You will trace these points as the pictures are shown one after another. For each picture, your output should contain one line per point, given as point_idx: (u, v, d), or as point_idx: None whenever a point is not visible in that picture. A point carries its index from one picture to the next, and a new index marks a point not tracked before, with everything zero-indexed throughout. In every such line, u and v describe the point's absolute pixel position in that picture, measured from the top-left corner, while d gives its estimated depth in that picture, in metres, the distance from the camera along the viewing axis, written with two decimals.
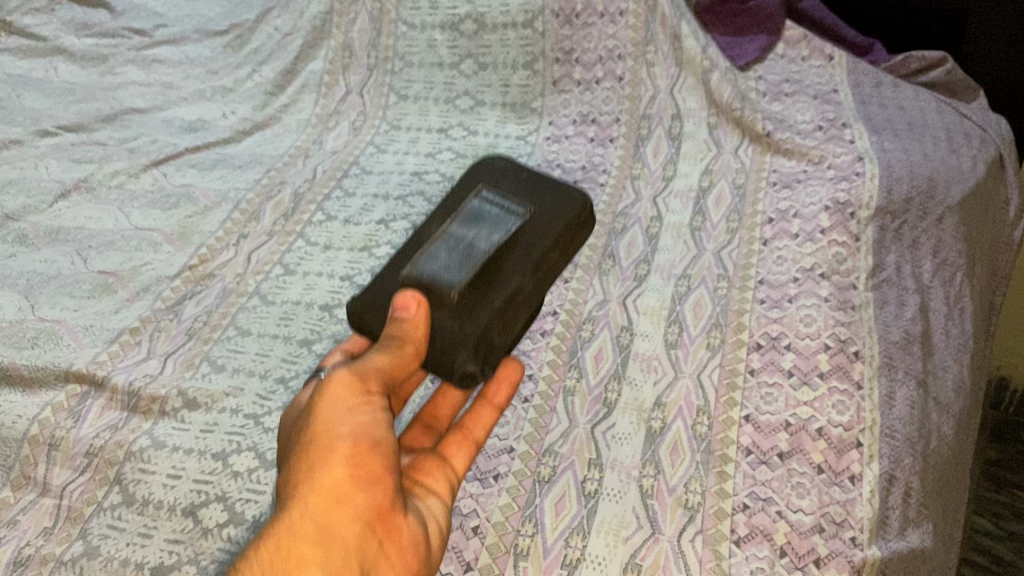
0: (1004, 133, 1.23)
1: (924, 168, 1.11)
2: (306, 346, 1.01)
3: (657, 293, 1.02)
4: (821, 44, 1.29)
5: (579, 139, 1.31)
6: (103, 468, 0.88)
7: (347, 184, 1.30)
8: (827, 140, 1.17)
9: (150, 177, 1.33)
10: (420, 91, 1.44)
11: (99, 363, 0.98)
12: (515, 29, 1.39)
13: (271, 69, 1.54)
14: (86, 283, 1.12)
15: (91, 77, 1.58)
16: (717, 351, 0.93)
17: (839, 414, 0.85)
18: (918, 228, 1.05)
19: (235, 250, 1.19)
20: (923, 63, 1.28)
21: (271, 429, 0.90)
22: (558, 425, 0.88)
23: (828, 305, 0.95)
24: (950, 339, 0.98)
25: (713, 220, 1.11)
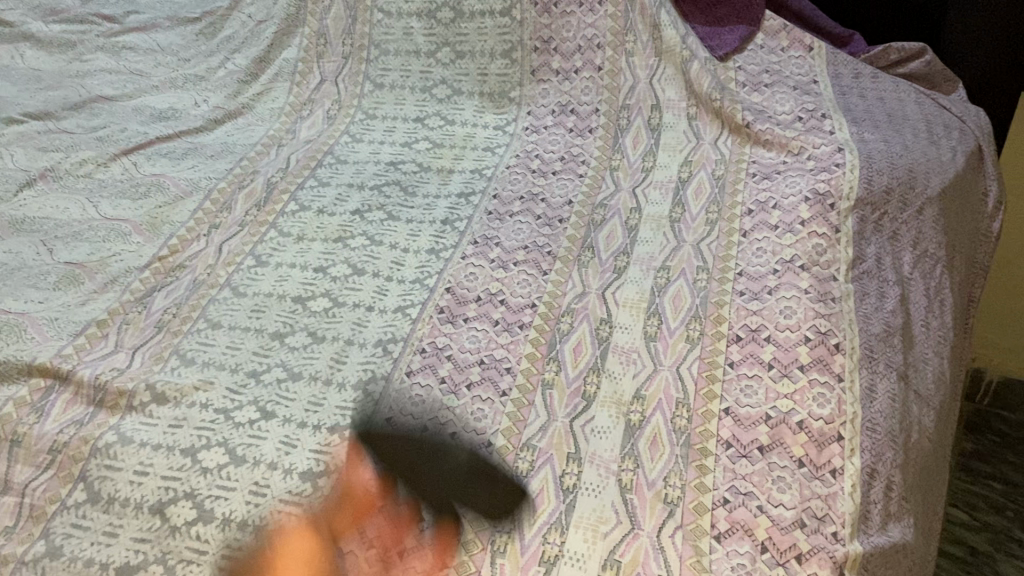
0: (983, 124, 1.22)
1: (905, 159, 1.10)
2: (279, 339, 0.99)
3: (636, 285, 1.01)
4: (801, 34, 1.28)
5: (558, 130, 1.29)
6: (68, 465, 0.85)
7: (322, 173, 1.27)
8: (807, 131, 1.15)
9: (119, 167, 1.30)
10: (396, 80, 1.42)
11: (65, 357, 0.95)
12: (493, 17, 1.37)
13: (245, 57, 1.51)
14: (52, 275, 1.09)
15: (59, 64, 1.54)
16: (696, 343, 0.92)
17: (820, 406, 0.84)
18: (898, 219, 1.05)
19: (206, 241, 1.16)
20: (902, 54, 1.28)
21: (242, 424, 0.88)
22: (536, 419, 0.87)
23: (808, 296, 0.94)
24: (930, 332, 0.98)
25: (693, 211, 1.09)
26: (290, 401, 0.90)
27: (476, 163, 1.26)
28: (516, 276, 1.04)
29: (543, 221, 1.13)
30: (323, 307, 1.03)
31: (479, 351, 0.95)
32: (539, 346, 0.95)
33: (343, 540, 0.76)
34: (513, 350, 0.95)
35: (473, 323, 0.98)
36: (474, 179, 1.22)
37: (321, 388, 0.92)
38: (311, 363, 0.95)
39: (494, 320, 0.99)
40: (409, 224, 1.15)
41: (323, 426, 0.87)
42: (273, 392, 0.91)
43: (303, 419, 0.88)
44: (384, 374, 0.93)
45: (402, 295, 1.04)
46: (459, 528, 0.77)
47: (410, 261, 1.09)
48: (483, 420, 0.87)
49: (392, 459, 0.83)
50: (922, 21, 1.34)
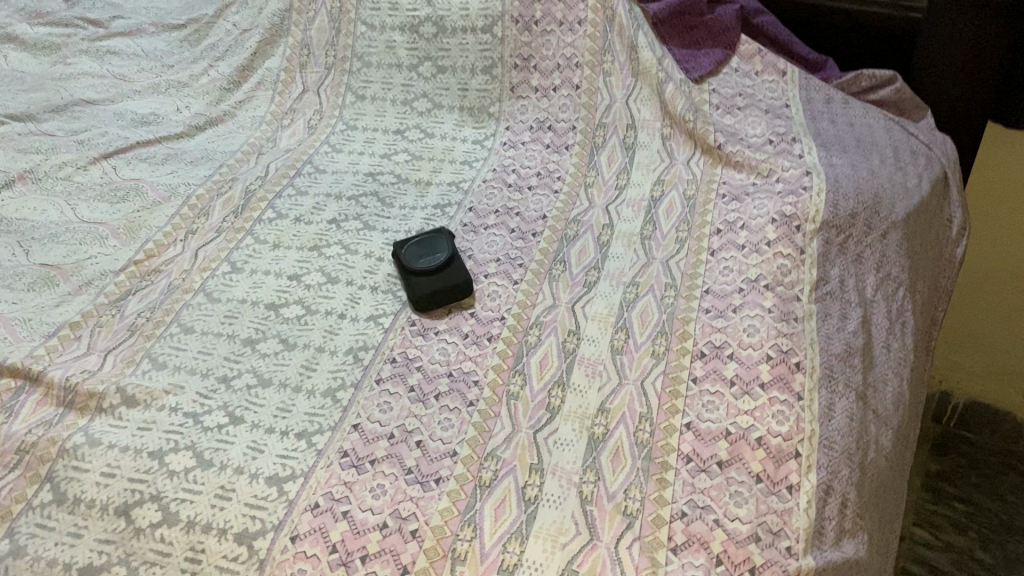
0: (949, 152, 1.25)
1: (870, 184, 1.13)
2: (250, 345, 1.00)
3: (605, 299, 1.03)
4: (774, 59, 1.31)
5: (535, 145, 1.31)
6: (35, 464, 0.86)
7: (300, 182, 1.29)
8: (777, 154, 1.18)
9: (99, 170, 1.31)
10: (377, 92, 1.44)
11: (36, 358, 0.96)
12: (474, 33, 1.39)
13: (228, 65, 1.52)
14: (26, 276, 1.09)
15: (42, 67, 1.55)
16: (661, 358, 0.94)
17: (779, 424, 0.86)
18: (863, 243, 1.07)
19: (182, 246, 1.17)
20: (873, 81, 1.31)
21: (210, 428, 0.88)
22: (501, 430, 0.88)
23: (772, 315, 0.96)
24: (891, 353, 1.00)
25: (663, 229, 1.11)
26: (259, 407, 0.91)
27: (453, 176, 1.28)
28: (487, 289, 1.06)
29: (517, 234, 1.15)
30: (296, 315, 1.04)
31: (448, 362, 0.96)
32: (506, 359, 0.96)
33: (307, 544, 0.77)
34: (481, 362, 0.96)
35: (443, 335, 1.00)
36: (451, 192, 1.24)
37: (290, 394, 0.93)
38: (281, 370, 0.96)
39: (464, 332, 1.00)
40: (385, 234, 1.17)
41: (290, 432, 0.88)
42: (242, 398, 0.92)
43: (271, 425, 0.89)
44: (354, 381, 0.94)
45: (375, 304, 1.05)
46: (422, 535, 0.78)
47: (383, 270, 1.10)
48: (450, 430, 0.88)
49: (358, 465, 0.84)
50: (893, 48, 1.38)
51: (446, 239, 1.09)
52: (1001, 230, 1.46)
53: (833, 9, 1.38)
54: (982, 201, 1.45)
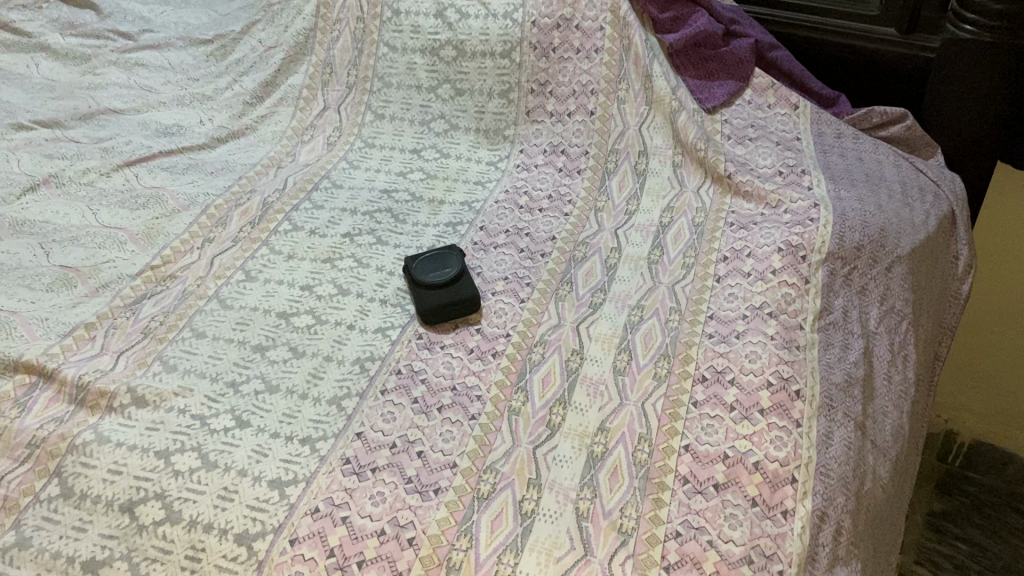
0: (959, 190, 1.26)
1: (878, 218, 1.14)
2: (260, 352, 1.02)
3: (610, 321, 1.04)
4: (787, 93, 1.33)
5: (548, 169, 1.33)
6: (44, 459, 0.87)
7: (316, 196, 1.31)
8: (785, 185, 1.19)
9: (121, 177, 1.34)
10: (396, 112, 1.47)
11: (51, 355, 0.98)
12: (493, 58, 1.42)
13: (252, 80, 1.55)
14: (45, 277, 1.12)
15: (72, 76, 1.60)
16: (663, 381, 0.95)
17: (776, 449, 0.87)
18: (867, 275, 1.08)
19: (198, 254, 1.19)
20: (885, 118, 1.33)
21: (217, 431, 0.90)
22: (501, 444, 0.89)
23: (774, 342, 0.97)
24: (892, 385, 1.00)
25: (670, 254, 1.13)
26: (265, 412, 0.93)
27: (466, 196, 1.30)
28: (493, 306, 1.08)
29: (526, 254, 1.17)
30: (306, 324, 1.06)
31: (452, 376, 0.98)
32: (509, 375, 0.98)
33: (305, 547, 0.79)
34: (484, 377, 0.97)
35: (449, 349, 1.01)
36: (463, 211, 1.26)
37: (297, 401, 0.94)
38: (288, 376, 0.98)
39: (469, 348, 1.02)
40: (397, 250, 1.19)
41: (294, 438, 0.90)
42: (249, 402, 0.94)
43: (276, 430, 0.91)
44: (359, 391, 0.96)
45: (384, 316, 1.07)
46: (418, 543, 0.79)
47: (393, 284, 1.12)
48: (451, 442, 0.89)
49: (359, 473, 0.86)
50: (905, 86, 1.40)
51: (456, 255, 1.11)
52: (1000, 266, 1.47)
53: (846, 46, 1.42)
54: (987, 240, 1.46)
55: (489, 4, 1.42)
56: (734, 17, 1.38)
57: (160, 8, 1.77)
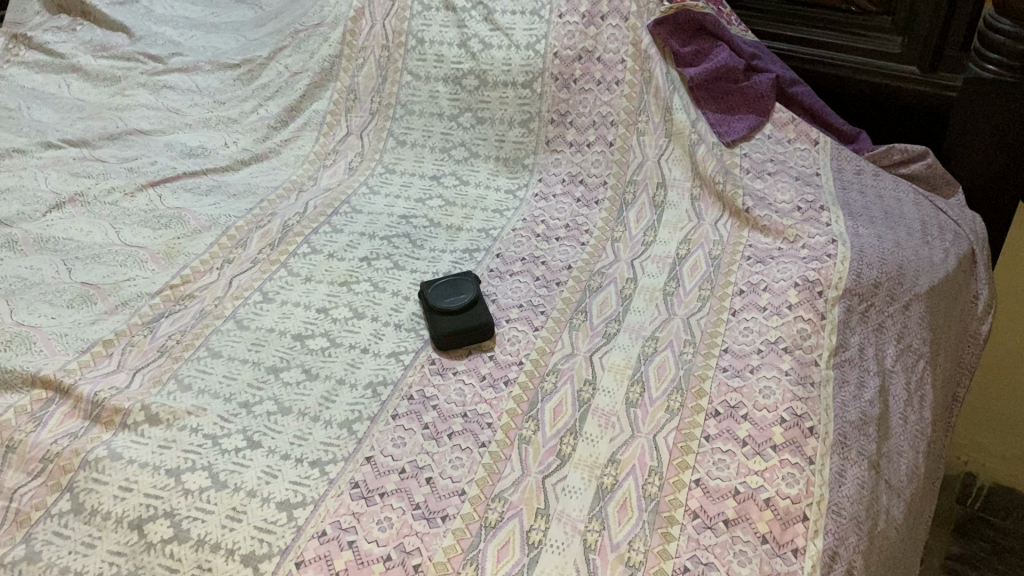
0: (979, 229, 1.25)
1: (896, 256, 1.13)
2: (274, 373, 1.02)
3: (624, 351, 1.04)
4: (807, 128, 1.33)
5: (566, 198, 1.34)
6: (57, 474, 0.88)
7: (336, 220, 1.32)
8: (803, 221, 1.19)
9: (145, 197, 1.37)
10: (418, 138, 1.48)
11: (68, 371, 1.00)
12: (515, 88, 1.44)
13: (277, 105, 1.58)
14: (67, 292, 1.14)
15: (102, 97, 1.66)
16: (676, 414, 0.94)
17: (788, 486, 0.86)
18: (884, 312, 1.08)
19: (217, 274, 1.21)
20: (904, 156, 1.33)
21: (228, 451, 0.91)
22: (510, 473, 0.89)
23: (788, 378, 0.96)
24: (908, 425, 0.99)
25: (686, 286, 1.13)
26: (277, 433, 0.93)
27: (484, 223, 1.31)
28: (507, 333, 1.08)
29: (541, 282, 1.17)
30: (320, 346, 1.07)
31: (464, 403, 0.98)
32: (521, 404, 0.97)
33: (311, 570, 0.79)
34: (496, 405, 0.97)
35: (461, 376, 1.02)
36: (480, 238, 1.27)
37: (308, 423, 0.95)
38: (301, 399, 0.98)
39: (482, 374, 1.02)
40: (413, 274, 1.20)
41: (304, 460, 0.90)
42: (261, 423, 0.94)
43: (286, 452, 0.91)
44: (370, 415, 0.96)
45: (398, 341, 1.07)
46: (423, 570, 0.79)
47: (408, 309, 1.13)
48: (460, 469, 0.89)
49: (367, 497, 0.86)
50: (926, 125, 1.40)
51: (471, 281, 1.12)
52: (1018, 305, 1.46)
53: (867, 83, 1.42)
54: (1006, 282, 1.45)
55: (512, 35, 1.45)
56: (755, 52, 1.39)
57: (190, 32, 1.81)
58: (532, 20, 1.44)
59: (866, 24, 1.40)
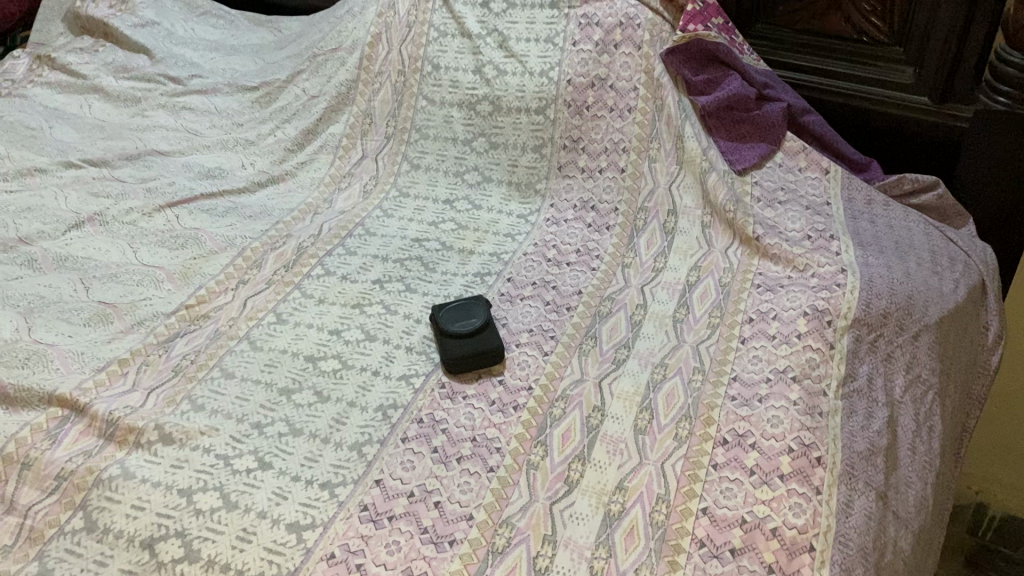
0: (990, 260, 1.25)
1: (905, 286, 1.13)
2: (286, 395, 1.03)
3: (633, 378, 1.04)
4: (818, 157, 1.34)
5: (577, 224, 1.35)
6: (71, 492, 0.90)
7: (350, 243, 1.34)
8: (814, 249, 1.19)
9: (163, 218, 1.39)
10: (432, 162, 1.50)
11: (84, 390, 1.01)
12: (528, 114, 1.46)
13: (294, 127, 1.60)
14: (84, 311, 1.16)
15: (122, 118, 1.69)
16: (684, 442, 0.94)
17: (795, 516, 0.86)
18: (893, 343, 1.08)
19: (232, 294, 1.22)
20: (916, 185, 1.34)
21: (239, 471, 0.92)
22: (518, 498, 0.90)
23: (796, 408, 0.96)
24: (916, 456, 0.99)
25: (696, 313, 1.13)
26: (288, 454, 0.94)
27: (495, 247, 1.32)
28: (517, 358, 1.09)
29: (552, 307, 1.18)
30: (332, 368, 1.08)
31: (473, 428, 0.98)
32: (529, 429, 0.98)
33: None
34: (505, 430, 0.98)
35: (471, 400, 1.02)
36: (491, 262, 1.28)
37: (319, 445, 0.96)
38: (312, 421, 0.99)
39: (491, 399, 1.02)
40: (425, 297, 1.21)
41: (314, 482, 0.91)
42: (273, 444, 0.96)
43: (297, 473, 0.92)
44: (380, 438, 0.97)
45: (409, 364, 1.09)
46: None
47: (420, 332, 1.14)
48: (469, 493, 0.90)
49: (376, 520, 0.87)
50: (937, 155, 1.41)
51: (482, 305, 1.12)
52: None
53: (878, 113, 1.43)
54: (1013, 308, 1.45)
55: (527, 62, 1.47)
56: (767, 81, 1.40)
57: (210, 54, 1.84)
58: (546, 47, 1.46)
59: (879, 55, 1.42)
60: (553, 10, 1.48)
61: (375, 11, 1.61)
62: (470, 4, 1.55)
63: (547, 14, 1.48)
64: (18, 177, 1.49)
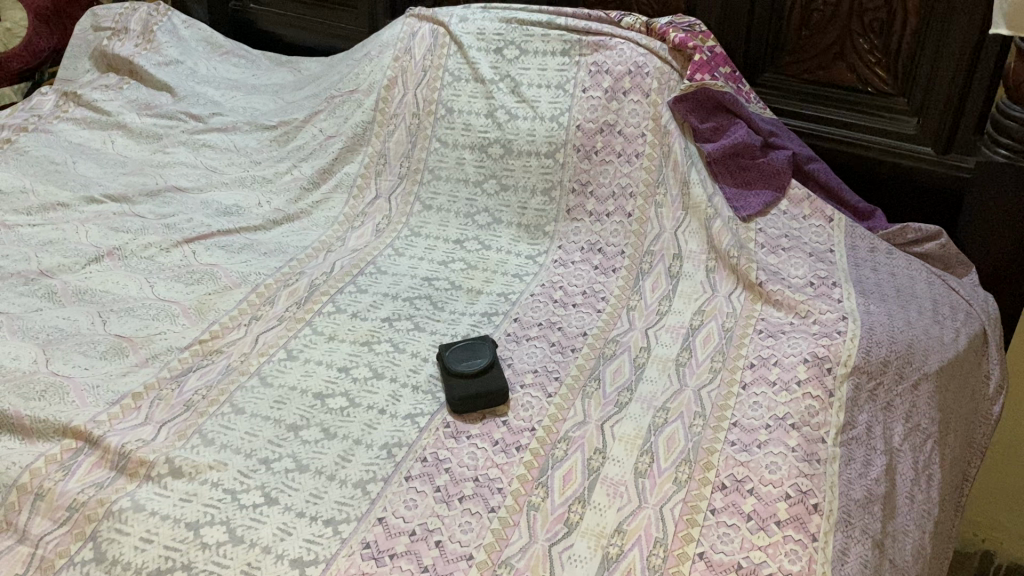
0: (992, 310, 1.27)
1: (905, 335, 1.15)
2: (293, 431, 1.06)
3: (634, 421, 1.06)
4: (822, 205, 1.36)
5: (584, 266, 1.37)
6: (82, 523, 0.92)
7: (361, 280, 1.37)
8: (816, 296, 1.21)
9: (180, 253, 1.43)
10: (444, 203, 1.53)
11: (98, 422, 1.04)
12: (538, 158, 1.49)
13: (311, 166, 1.63)
14: (101, 345, 1.19)
15: (144, 154, 1.74)
16: (682, 486, 0.96)
17: (790, 562, 0.87)
18: (893, 391, 1.09)
19: (245, 330, 1.25)
20: (919, 235, 1.35)
21: (246, 506, 0.94)
22: (517, 539, 0.91)
23: (794, 455, 0.98)
24: (914, 506, 1.00)
25: (698, 357, 1.15)
26: (293, 490, 0.96)
27: (503, 287, 1.34)
28: (521, 399, 1.11)
29: (556, 348, 1.20)
30: (339, 405, 1.10)
31: (476, 468, 1.00)
32: (531, 470, 1.00)
33: None
34: (507, 471, 1.00)
35: (474, 440, 1.04)
36: (499, 302, 1.31)
37: (324, 482, 0.98)
38: (318, 457, 1.02)
39: (494, 440, 1.04)
40: (432, 336, 1.23)
41: (318, 518, 0.93)
42: (279, 480, 0.98)
43: (301, 509, 0.94)
44: (384, 476, 0.99)
45: (415, 403, 1.11)
46: None
47: (427, 370, 1.16)
48: (469, 533, 0.91)
49: (377, 558, 0.88)
50: (941, 203, 1.43)
51: (488, 345, 1.15)
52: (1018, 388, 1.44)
53: (883, 162, 1.45)
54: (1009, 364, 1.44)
55: (537, 107, 1.51)
56: (773, 129, 1.42)
57: (230, 92, 1.89)
58: (557, 94, 1.51)
59: (883, 106, 1.45)
60: (564, 58, 1.53)
61: (391, 55, 1.66)
62: (484, 50, 1.60)
63: (558, 62, 1.53)
64: (41, 211, 1.54)
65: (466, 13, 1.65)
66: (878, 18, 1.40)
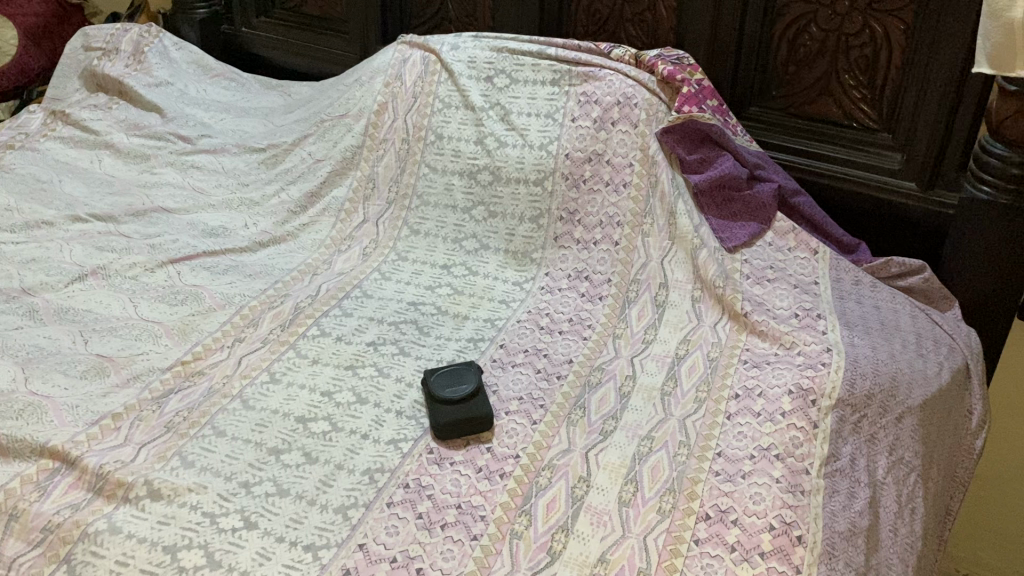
0: (974, 345, 1.27)
1: (889, 368, 1.15)
2: (275, 455, 1.04)
3: (619, 450, 1.05)
4: (808, 238, 1.37)
5: (570, 293, 1.37)
6: (56, 545, 0.90)
7: (347, 304, 1.36)
8: (801, 328, 1.22)
9: (164, 273, 1.43)
10: (431, 228, 1.53)
11: (76, 443, 1.03)
12: (527, 185, 1.50)
13: (298, 190, 1.63)
14: (81, 364, 1.18)
15: (131, 174, 1.74)
16: (666, 516, 0.95)
17: None
18: (877, 423, 1.09)
19: (228, 352, 1.24)
20: (903, 268, 1.36)
21: (225, 530, 0.92)
22: (500, 567, 0.90)
23: (778, 485, 0.97)
24: (898, 538, 1.00)
25: (684, 387, 1.15)
26: (273, 515, 0.95)
27: (489, 313, 1.34)
28: (506, 426, 1.10)
29: (542, 375, 1.20)
30: (322, 430, 1.09)
31: (459, 495, 0.99)
32: (514, 497, 0.99)
33: None
34: (490, 498, 0.99)
35: (457, 466, 1.03)
36: (485, 328, 1.31)
37: (304, 506, 0.97)
38: (299, 482, 1.00)
39: (478, 466, 1.03)
40: (417, 361, 1.23)
41: (298, 543, 0.92)
42: (259, 504, 0.96)
43: (281, 534, 0.93)
44: (366, 502, 0.98)
45: (398, 428, 1.10)
46: None
47: (411, 395, 1.16)
48: (451, 561, 0.90)
49: None
50: (924, 239, 1.44)
51: (472, 372, 1.15)
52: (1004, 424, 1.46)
53: (866, 197, 1.47)
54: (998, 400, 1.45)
55: (527, 135, 1.52)
56: (759, 162, 1.44)
57: (220, 114, 1.90)
58: (546, 122, 1.53)
59: (867, 141, 1.47)
60: (554, 88, 1.55)
61: (382, 81, 1.67)
62: (475, 78, 1.61)
63: (548, 91, 1.55)
64: (26, 228, 1.53)
65: (458, 42, 1.66)
66: (863, 55, 1.42)
